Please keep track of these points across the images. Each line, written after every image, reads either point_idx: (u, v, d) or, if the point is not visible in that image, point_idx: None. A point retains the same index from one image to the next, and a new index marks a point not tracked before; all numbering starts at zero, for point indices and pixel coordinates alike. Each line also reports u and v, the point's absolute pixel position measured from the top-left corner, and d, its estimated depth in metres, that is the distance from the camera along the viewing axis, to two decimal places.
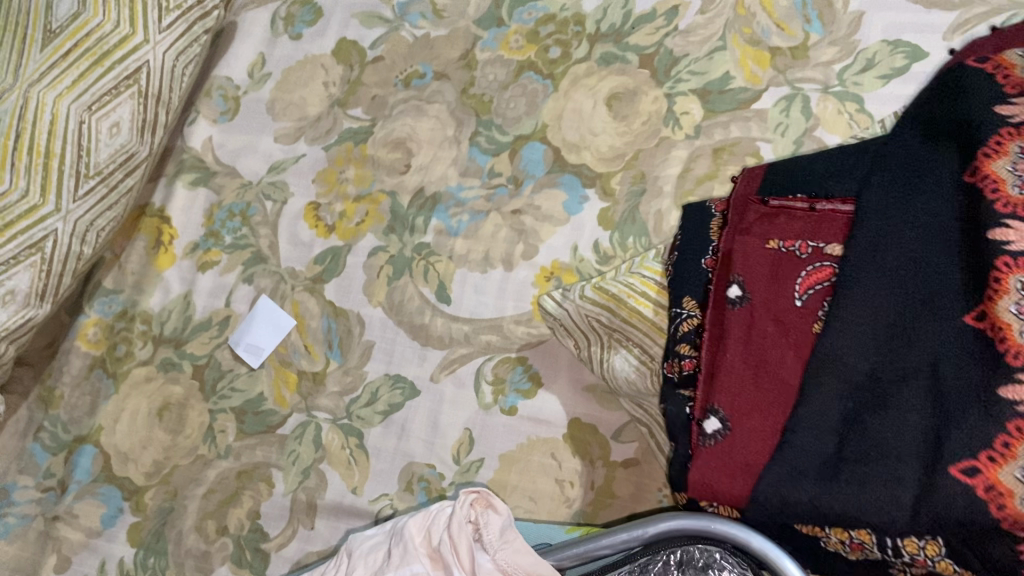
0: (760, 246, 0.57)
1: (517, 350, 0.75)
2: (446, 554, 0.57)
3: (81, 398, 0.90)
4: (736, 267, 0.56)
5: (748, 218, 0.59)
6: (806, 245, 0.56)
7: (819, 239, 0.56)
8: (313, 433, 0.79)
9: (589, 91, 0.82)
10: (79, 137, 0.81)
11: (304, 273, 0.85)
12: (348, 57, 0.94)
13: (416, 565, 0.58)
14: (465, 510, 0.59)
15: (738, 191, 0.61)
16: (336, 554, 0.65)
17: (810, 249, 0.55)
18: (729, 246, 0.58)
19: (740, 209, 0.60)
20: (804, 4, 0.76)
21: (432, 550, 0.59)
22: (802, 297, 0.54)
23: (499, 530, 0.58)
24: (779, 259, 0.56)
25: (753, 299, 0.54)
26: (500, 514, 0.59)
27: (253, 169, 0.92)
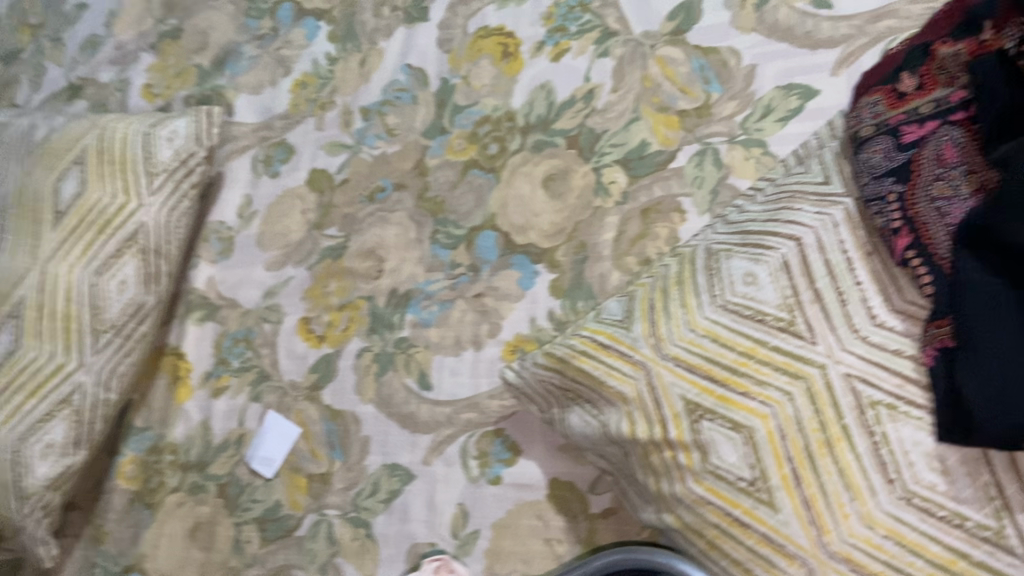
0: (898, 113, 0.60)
1: (495, 424, 0.81)
2: None
3: (126, 529, 0.98)
4: (889, 137, 0.60)
5: (878, 101, 0.63)
6: (893, 117, 0.60)
7: (901, 107, 0.60)
8: (326, 529, 0.86)
9: (527, 176, 0.90)
10: (93, 298, 0.93)
11: (303, 383, 0.94)
12: (319, 185, 1.04)
13: None
14: None
15: (865, 90, 0.66)
16: None
17: (896, 117, 0.60)
18: (882, 127, 0.61)
19: (871, 93, 0.64)
20: (702, 69, 0.86)
21: None
22: (932, 144, 0.57)
23: None
24: (906, 121, 0.59)
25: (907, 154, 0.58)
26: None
27: (250, 297, 1.03)
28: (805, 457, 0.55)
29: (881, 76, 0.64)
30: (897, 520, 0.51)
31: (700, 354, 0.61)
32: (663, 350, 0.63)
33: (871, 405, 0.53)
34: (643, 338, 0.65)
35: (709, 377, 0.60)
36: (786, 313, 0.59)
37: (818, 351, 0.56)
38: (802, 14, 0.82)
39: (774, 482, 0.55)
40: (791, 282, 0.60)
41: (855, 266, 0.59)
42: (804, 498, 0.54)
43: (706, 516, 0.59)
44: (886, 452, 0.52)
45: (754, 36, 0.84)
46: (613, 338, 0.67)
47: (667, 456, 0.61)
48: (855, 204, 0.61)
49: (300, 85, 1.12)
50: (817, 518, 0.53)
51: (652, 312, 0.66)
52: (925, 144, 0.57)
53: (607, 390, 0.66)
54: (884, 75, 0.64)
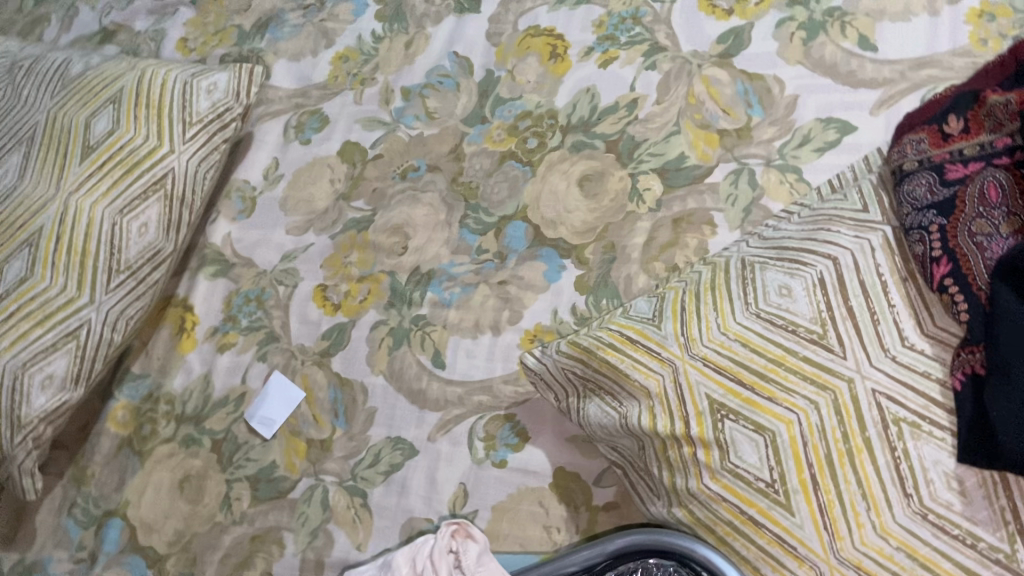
0: (945, 152, 0.62)
1: (505, 409, 0.82)
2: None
3: (111, 474, 0.95)
4: (935, 172, 0.62)
5: (926, 139, 0.65)
6: (940, 155, 0.63)
7: (949, 147, 0.63)
8: (321, 494, 0.85)
9: (563, 174, 0.92)
10: (112, 236, 0.91)
11: (313, 348, 0.94)
12: (351, 157, 1.05)
13: None
14: (447, 540, 0.75)
15: (911, 128, 0.68)
16: None
17: (942, 155, 0.63)
18: (928, 162, 0.63)
19: (918, 131, 0.67)
20: (746, 92, 0.88)
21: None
22: (975, 183, 0.58)
23: (475, 556, 0.73)
24: (952, 160, 0.61)
25: (954, 189, 0.59)
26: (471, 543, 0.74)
27: (267, 259, 1.02)
28: (825, 464, 0.55)
29: (928, 117, 0.67)
30: (911, 533, 0.51)
31: (730, 357, 0.62)
32: (692, 349, 0.65)
33: (895, 421, 0.54)
34: (673, 336, 0.66)
35: (736, 379, 0.61)
36: (819, 327, 0.60)
37: (847, 365, 0.57)
38: (848, 53, 0.85)
39: (792, 485, 0.56)
40: (826, 297, 0.61)
41: (890, 289, 0.60)
42: (820, 503, 0.55)
43: (718, 513, 0.60)
44: (906, 468, 0.53)
45: (800, 68, 0.86)
46: (643, 334, 0.69)
47: (685, 451, 0.62)
48: (893, 231, 0.62)
49: (342, 58, 1.13)
50: (831, 524, 0.54)
51: (683, 313, 0.68)
52: (969, 183, 0.59)
53: (631, 383, 0.67)
54: (932, 115, 0.67)
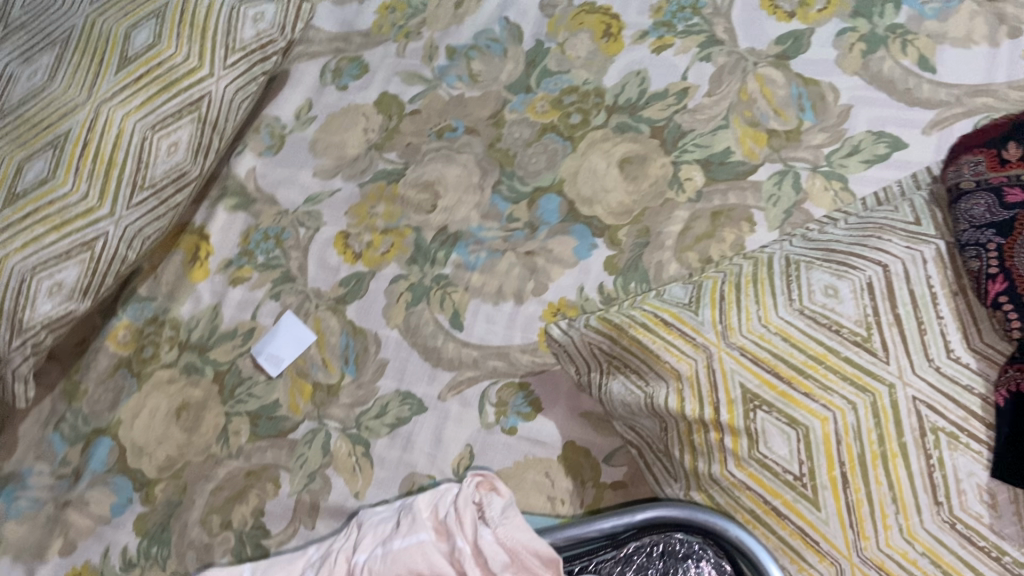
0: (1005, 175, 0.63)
1: (521, 377, 0.82)
2: (451, 525, 0.55)
3: (105, 393, 0.93)
4: (993, 193, 0.62)
5: (984, 161, 0.65)
6: (999, 178, 0.63)
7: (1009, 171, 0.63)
8: (323, 439, 0.84)
9: (604, 153, 0.91)
10: (141, 151, 0.89)
11: (329, 294, 0.92)
12: (388, 109, 1.03)
13: (422, 533, 0.55)
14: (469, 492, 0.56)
15: (967, 148, 0.68)
16: (345, 528, 0.60)
17: (1001, 179, 0.63)
18: (985, 184, 0.63)
19: (974, 152, 0.67)
20: (800, 96, 0.88)
21: (438, 524, 0.56)
22: None
23: (502, 508, 0.55)
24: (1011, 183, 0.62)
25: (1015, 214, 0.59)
26: (504, 493, 0.56)
27: (291, 199, 1.00)
28: (857, 464, 0.56)
29: (986, 138, 0.67)
30: (938, 540, 0.53)
31: (768, 349, 0.62)
32: (729, 338, 0.64)
33: (933, 430, 0.55)
34: (711, 323, 0.66)
35: (773, 372, 0.61)
36: (863, 330, 0.61)
37: (889, 371, 0.58)
38: (906, 71, 0.86)
39: (821, 480, 0.57)
40: (873, 302, 0.61)
41: (939, 301, 0.60)
42: (849, 501, 0.56)
43: (741, 500, 0.61)
44: (939, 476, 0.54)
45: (856, 79, 0.87)
46: (678, 317, 0.68)
47: (712, 437, 0.63)
48: (947, 246, 0.63)
49: (389, 9, 1.11)
50: (857, 522, 0.55)
51: (723, 302, 0.68)
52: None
53: (661, 364, 0.67)
54: (991, 138, 0.67)
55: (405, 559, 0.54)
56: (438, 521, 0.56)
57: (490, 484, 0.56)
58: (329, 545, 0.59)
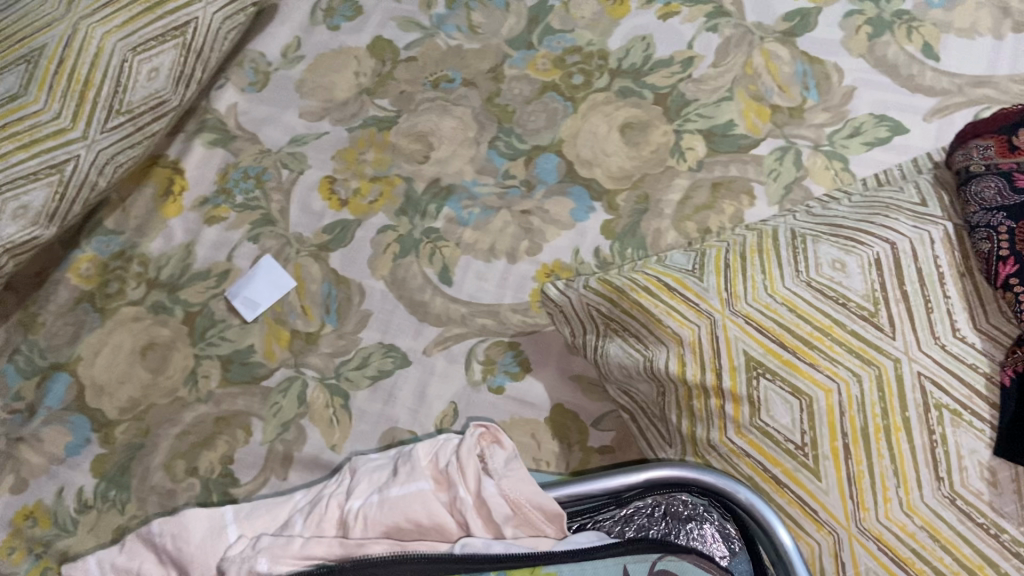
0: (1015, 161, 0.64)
1: (511, 336, 0.80)
2: (452, 475, 0.52)
3: (64, 327, 0.88)
4: (1004, 176, 0.63)
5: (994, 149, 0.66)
6: (1009, 164, 0.64)
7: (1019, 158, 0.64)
8: (299, 388, 0.81)
9: (605, 117, 0.90)
10: (120, 74, 0.84)
11: (311, 240, 0.89)
12: (381, 54, 0.99)
13: (422, 482, 0.52)
14: (472, 443, 0.54)
15: (978, 134, 0.69)
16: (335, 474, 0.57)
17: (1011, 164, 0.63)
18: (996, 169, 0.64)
19: (986, 141, 0.68)
20: (804, 74, 0.88)
21: (437, 473, 0.53)
22: None
23: (505, 461, 0.53)
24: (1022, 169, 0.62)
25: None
26: (508, 448, 0.54)
27: (274, 139, 0.96)
28: (860, 436, 0.56)
29: (999, 127, 0.68)
30: (937, 515, 0.53)
31: (773, 318, 0.62)
32: (733, 305, 0.63)
33: (937, 406, 0.55)
34: (715, 290, 0.65)
35: (778, 341, 0.61)
36: (871, 304, 0.60)
37: (895, 346, 0.58)
38: (910, 57, 0.87)
39: (823, 451, 0.57)
40: (881, 278, 0.61)
41: (946, 281, 0.60)
42: (850, 473, 0.56)
43: (739, 468, 0.61)
44: (941, 452, 0.54)
45: (861, 62, 0.87)
46: (681, 283, 0.67)
47: (713, 403, 0.62)
48: (955, 228, 0.63)
49: None
50: (858, 494, 0.55)
51: (727, 270, 0.67)
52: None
53: (662, 329, 0.65)
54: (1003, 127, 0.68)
55: (403, 506, 0.51)
56: (436, 471, 0.53)
57: (494, 438, 0.55)
58: (317, 491, 0.56)
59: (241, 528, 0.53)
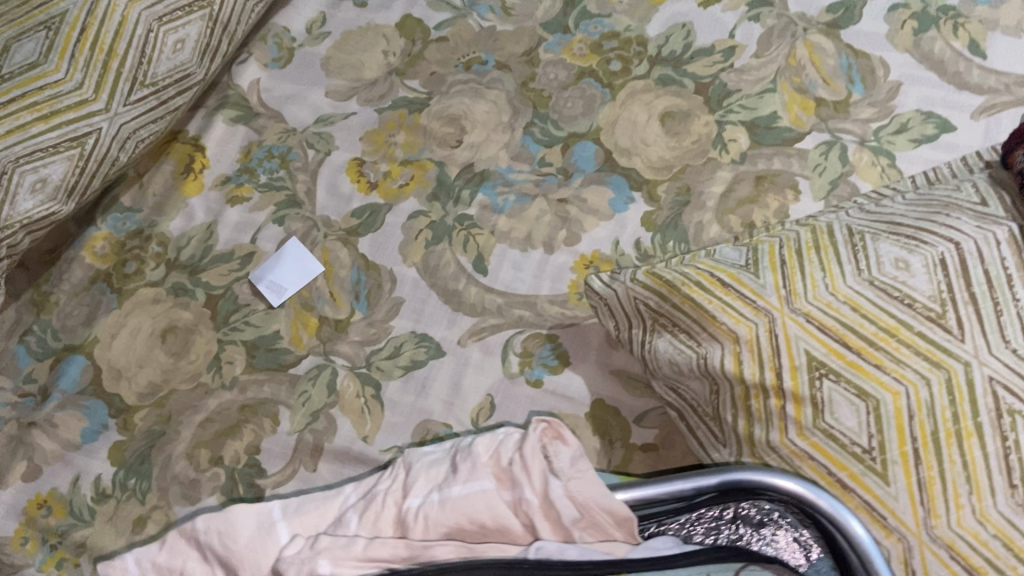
0: None
1: (549, 328, 0.78)
2: (517, 473, 0.51)
3: (78, 307, 0.84)
4: None
5: None
6: None
7: None
8: (329, 376, 0.78)
9: (645, 105, 0.87)
10: (145, 44, 0.80)
11: (339, 224, 0.86)
12: (410, 33, 0.96)
13: (485, 481, 0.51)
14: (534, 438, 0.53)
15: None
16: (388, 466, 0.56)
17: None
18: None
19: None
20: (849, 68, 0.86)
21: (499, 470, 0.52)
22: None
23: (570, 459, 0.52)
24: None
25: None
26: (572, 445, 0.53)
27: (299, 118, 0.92)
28: (930, 440, 0.55)
29: None
30: (1010, 523, 0.52)
31: (836, 318, 0.60)
32: (793, 303, 0.62)
33: (1010, 412, 0.54)
34: (773, 287, 0.63)
35: (842, 342, 0.59)
36: (938, 305, 0.58)
37: (965, 349, 0.56)
38: (956, 54, 0.85)
39: (892, 455, 0.56)
40: (947, 278, 0.59)
41: (1015, 283, 0.58)
42: (920, 478, 0.55)
43: (802, 470, 0.59)
44: (1015, 459, 0.53)
45: (906, 57, 0.86)
46: (736, 278, 0.65)
47: (772, 403, 0.61)
48: (1020, 229, 0.61)
49: None
50: (928, 500, 0.54)
51: (784, 267, 0.64)
52: None
53: (716, 325, 0.64)
54: None
55: (466, 506, 0.49)
56: (500, 471, 0.52)
57: (556, 433, 0.54)
58: (367, 486, 0.54)
59: (293, 526, 0.50)
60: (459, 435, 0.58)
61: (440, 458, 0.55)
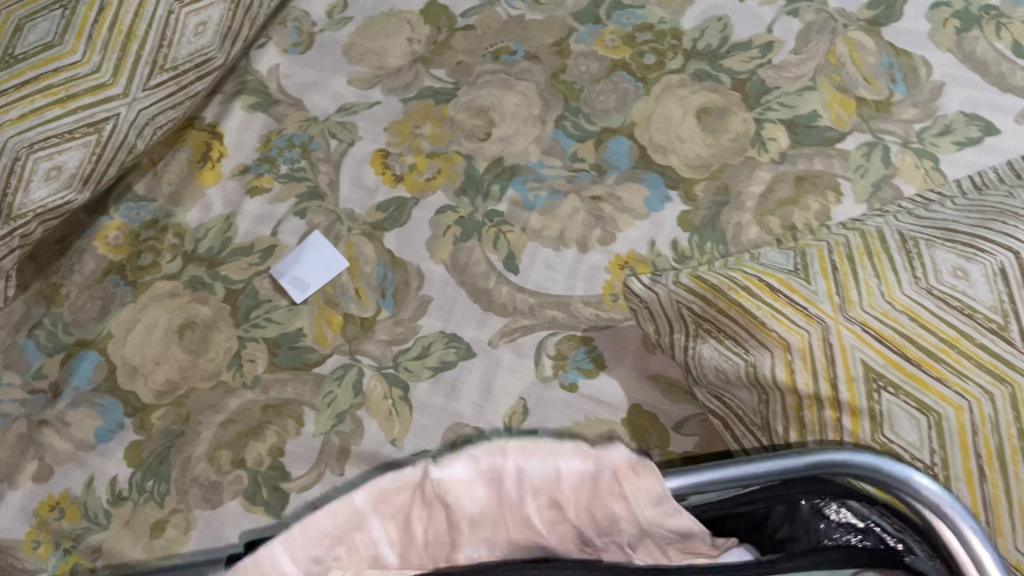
0: None
1: (583, 331, 0.76)
2: (584, 525, 0.36)
3: (91, 301, 0.81)
4: None
5: None
6: None
7: None
8: (355, 377, 0.76)
9: (680, 101, 0.85)
10: (165, 26, 0.77)
11: (364, 218, 0.83)
12: (436, 20, 0.92)
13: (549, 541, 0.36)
14: (608, 479, 0.35)
15: None
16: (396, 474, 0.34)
17: None
18: None
19: None
20: (890, 66, 0.84)
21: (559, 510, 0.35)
22: None
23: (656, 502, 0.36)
24: None
25: None
26: (656, 480, 0.35)
27: (320, 106, 0.89)
28: (995, 457, 0.51)
29: None
30: None
31: (894, 327, 0.56)
32: (848, 312, 0.58)
33: None
34: (826, 294, 0.60)
35: (900, 353, 0.56)
36: (1000, 317, 0.54)
37: None
38: (1000, 55, 0.82)
39: (954, 472, 0.52)
40: (1009, 288, 0.55)
41: None
42: (985, 497, 0.51)
43: None
44: None
45: (949, 57, 0.83)
46: (786, 284, 0.62)
47: (827, 415, 0.58)
48: None
49: None
50: (994, 519, 0.51)
51: (837, 272, 0.61)
52: None
53: (766, 333, 0.61)
54: None
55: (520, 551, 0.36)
56: (546, 506, 0.35)
57: (633, 466, 0.35)
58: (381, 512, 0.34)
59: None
60: (501, 462, 0.34)
61: (472, 492, 0.34)
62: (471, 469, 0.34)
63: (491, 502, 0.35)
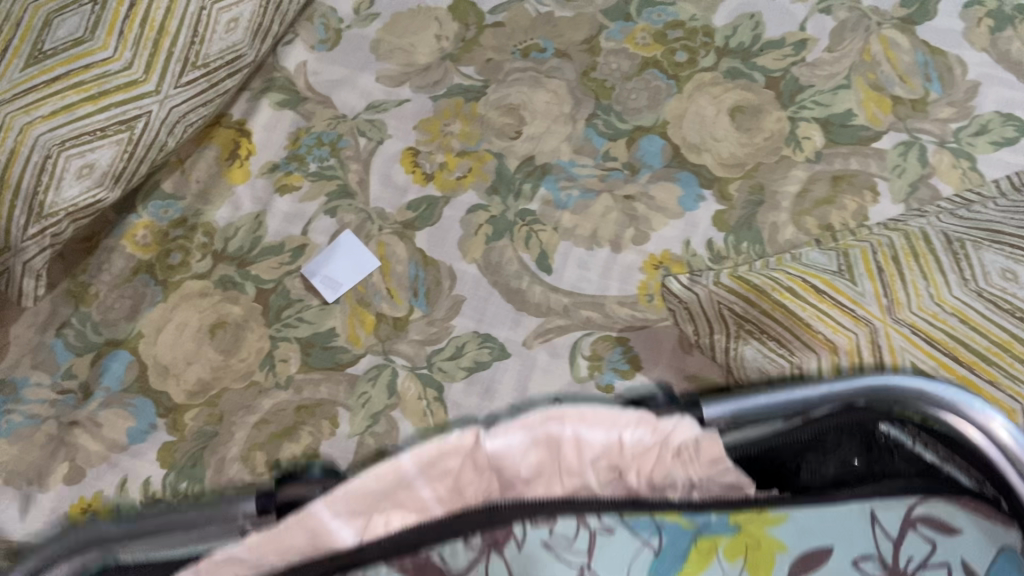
0: None
1: (618, 331, 0.76)
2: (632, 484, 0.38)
3: (120, 300, 0.80)
4: None
5: None
6: None
7: None
8: (388, 377, 0.76)
9: (713, 99, 0.84)
10: (197, 23, 0.76)
11: (394, 217, 0.82)
12: (464, 16, 0.91)
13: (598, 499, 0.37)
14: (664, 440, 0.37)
15: None
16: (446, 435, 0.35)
17: None
18: None
19: None
20: (926, 65, 0.83)
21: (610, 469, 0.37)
22: None
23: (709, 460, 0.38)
24: None
25: None
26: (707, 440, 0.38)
27: (349, 103, 0.88)
28: None
29: None
30: None
31: (944, 330, 0.57)
32: (896, 314, 0.59)
33: None
34: (873, 296, 0.60)
35: (951, 355, 0.55)
36: None
37: None
38: None
39: None
40: None
41: None
42: None
43: None
44: None
45: (984, 56, 0.82)
46: (832, 285, 0.63)
47: None
48: None
49: None
50: None
51: (883, 274, 0.62)
52: None
53: (812, 335, 0.61)
54: None
55: None
56: (603, 466, 0.37)
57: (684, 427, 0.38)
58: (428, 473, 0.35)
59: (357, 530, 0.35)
60: (562, 425, 0.36)
61: (526, 457, 0.36)
62: (527, 435, 0.36)
63: (547, 466, 0.36)
